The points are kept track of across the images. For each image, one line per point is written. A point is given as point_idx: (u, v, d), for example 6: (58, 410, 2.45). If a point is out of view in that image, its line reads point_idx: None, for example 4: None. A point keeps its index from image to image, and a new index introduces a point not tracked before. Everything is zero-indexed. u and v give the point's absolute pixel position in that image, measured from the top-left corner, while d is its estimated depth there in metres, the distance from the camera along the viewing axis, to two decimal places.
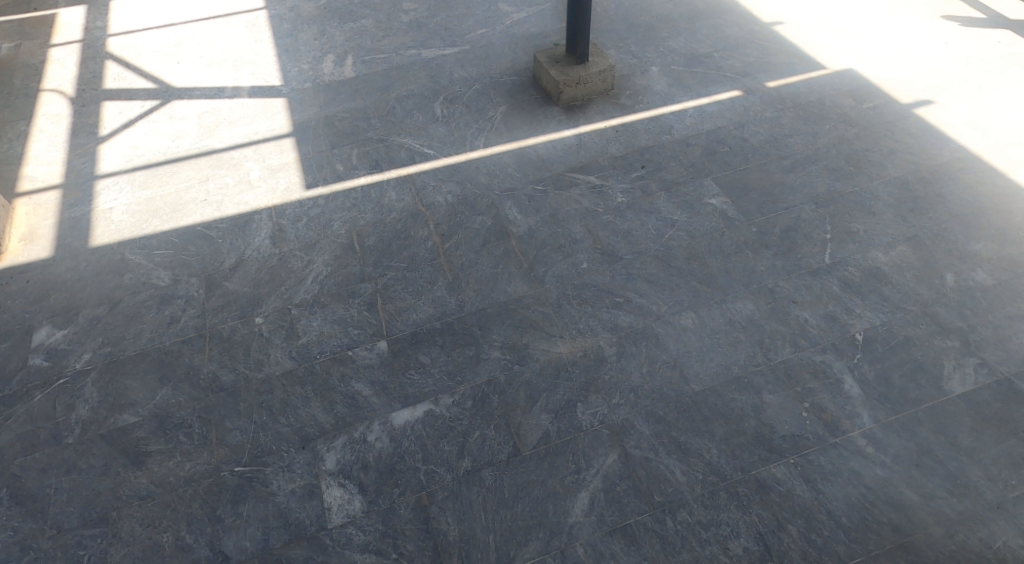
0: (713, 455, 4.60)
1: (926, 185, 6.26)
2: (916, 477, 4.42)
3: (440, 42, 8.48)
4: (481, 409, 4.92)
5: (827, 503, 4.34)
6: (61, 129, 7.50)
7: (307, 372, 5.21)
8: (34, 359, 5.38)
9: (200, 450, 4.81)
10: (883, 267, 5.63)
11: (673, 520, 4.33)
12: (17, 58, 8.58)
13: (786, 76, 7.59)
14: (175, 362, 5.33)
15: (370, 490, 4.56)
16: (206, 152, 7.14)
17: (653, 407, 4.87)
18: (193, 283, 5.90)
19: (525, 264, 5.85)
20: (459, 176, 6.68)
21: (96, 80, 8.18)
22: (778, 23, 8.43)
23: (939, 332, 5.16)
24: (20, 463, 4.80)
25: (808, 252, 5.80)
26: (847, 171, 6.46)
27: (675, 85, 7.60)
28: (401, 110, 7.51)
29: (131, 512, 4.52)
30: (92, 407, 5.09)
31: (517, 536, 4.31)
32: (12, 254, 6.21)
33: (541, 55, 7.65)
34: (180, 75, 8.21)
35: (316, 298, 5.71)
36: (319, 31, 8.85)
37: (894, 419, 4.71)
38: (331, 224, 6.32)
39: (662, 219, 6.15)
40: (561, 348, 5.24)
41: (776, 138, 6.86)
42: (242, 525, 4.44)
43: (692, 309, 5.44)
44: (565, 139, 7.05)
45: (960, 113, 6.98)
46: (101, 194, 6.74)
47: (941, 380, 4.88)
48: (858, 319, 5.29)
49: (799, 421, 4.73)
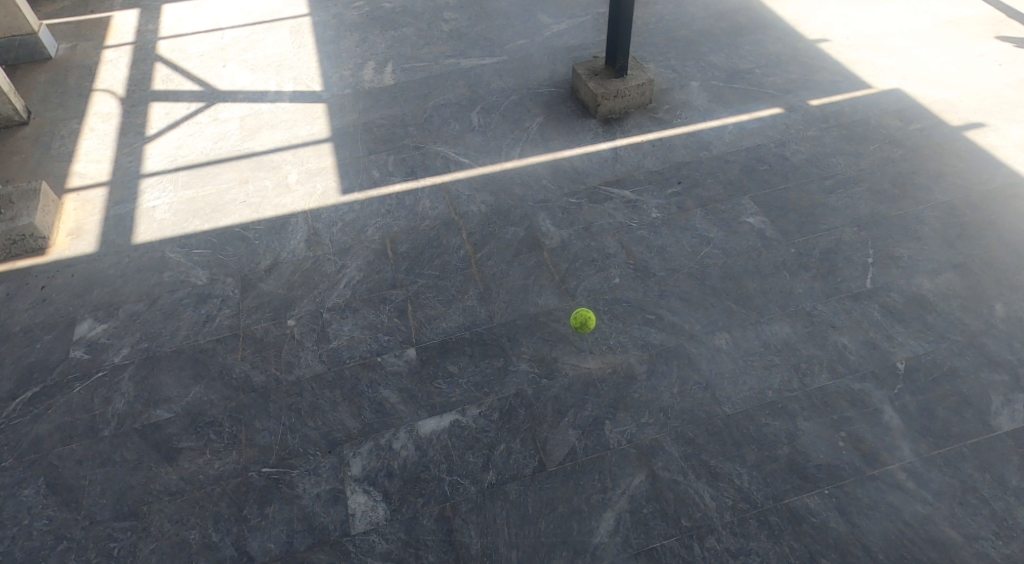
0: (744, 481, 4.49)
1: (975, 211, 6.07)
2: (959, 516, 4.27)
3: (480, 52, 8.52)
4: (507, 422, 4.89)
5: (862, 538, 4.21)
6: (111, 128, 7.71)
7: (337, 376, 5.25)
8: (75, 352, 5.52)
9: (229, 449, 4.87)
10: (927, 294, 5.46)
11: (700, 546, 4.24)
12: (72, 59, 8.86)
13: (830, 95, 7.44)
14: (209, 361, 5.42)
15: (395, 498, 4.56)
16: (247, 154, 7.27)
17: (683, 428, 4.78)
18: (229, 283, 5.99)
19: (557, 277, 5.82)
20: (494, 186, 6.68)
21: (145, 82, 8.40)
22: (823, 40, 8.28)
23: (986, 364, 4.98)
24: (58, 453, 4.91)
25: (848, 275, 5.66)
26: (892, 194, 6.30)
27: (715, 101, 7.51)
28: (438, 118, 7.56)
29: (161, 508, 4.59)
30: (127, 401, 5.19)
31: (540, 553, 4.27)
32: (59, 248, 6.39)
33: (580, 67, 7.62)
34: (226, 78, 8.39)
35: (348, 303, 5.75)
36: (361, 38, 8.96)
37: (936, 453, 4.55)
38: (366, 229, 6.37)
39: (698, 236, 6.06)
40: (591, 363, 5.19)
41: (818, 158, 6.72)
42: (268, 527, 4.47)
43: (726, 329, 5.34)
44: (601, 152, 7.01)
45: (1013, 137, 6.76)
46: (146, 193, 6.91)
47: (987, 415, 4.71)
48: (899, 347, 5.13)
49: (834, 450, 4.60)
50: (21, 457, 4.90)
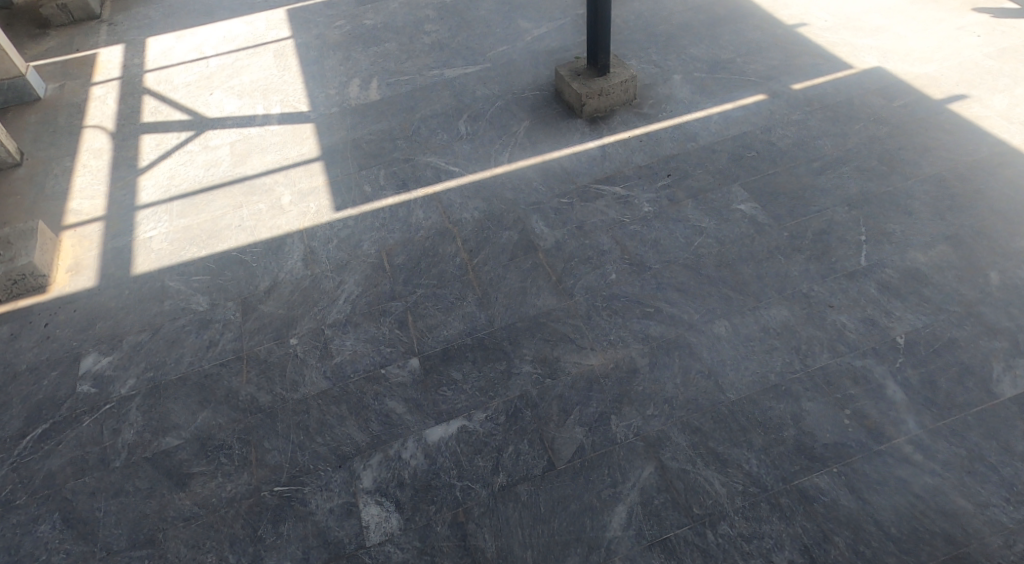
0: (753, 466, 4.51)
1: (964, 181, 6.10)
2: (968, 485, 4.28)
3: (462, 61, 8.59)
4: (514, 424, 4.91)
5: (874, 513, 4.22)
6: (104, 163, 7.79)
7: (342, 391, 5.28)
8: (82, 386, 5.56)
9: (241, 471, 4.90)
10: (922, 268, 5.49)
11: (713, 533, 4.26)
12: (61, 98, 8.94)
13: (812, 78, 7.48)
14: (215, 385, 5.46)
15: (407, 508, 4.58)
16: (239, 179, 7.33)
17: (688, 417, 4.81)
18: (230, 307, 6.04)
19: (553, 278, 5.86)
20: (486, 192, 6.74)
21: (134, 115, 8.48)
22: (801, 25, 8.33)
23: (985, 333, 5.00)
24: (72, 487, 4.94)
25: (842, 254, 5.69)
26: (879, 171, 6.33)
27: (699, 92, 7.56)
28: (426, 129, 7.62)
29: (177, 533, 4.63)
30: (137, 430, 5.24)
31: (556, 552, 4.28)
32: (59, 285, 6.44)
33: (562, 69, 7.69)
34: (214, 105, 8.47)
35: (349, 318, 5.79)
36: (344, 57, 9.05)
37: (941, 424, 4.57)
38: (362, 244, 6.42)
39: (691, 227, 6.10)
40: (592, 360, 5.22)
41: (804, 141, 6.76)
42: (283, 545, 4.50)
43: (724, 317, 5.37)
44: (589, 151, 7.06)
45: (997, 107, 6.80)
46: (141, 224, 6.97)
47: (991, 383, 4.73)
48: (898, 322, 5.16)
49: (841, 429, 4.62)
50: (35, 494, 4.93)
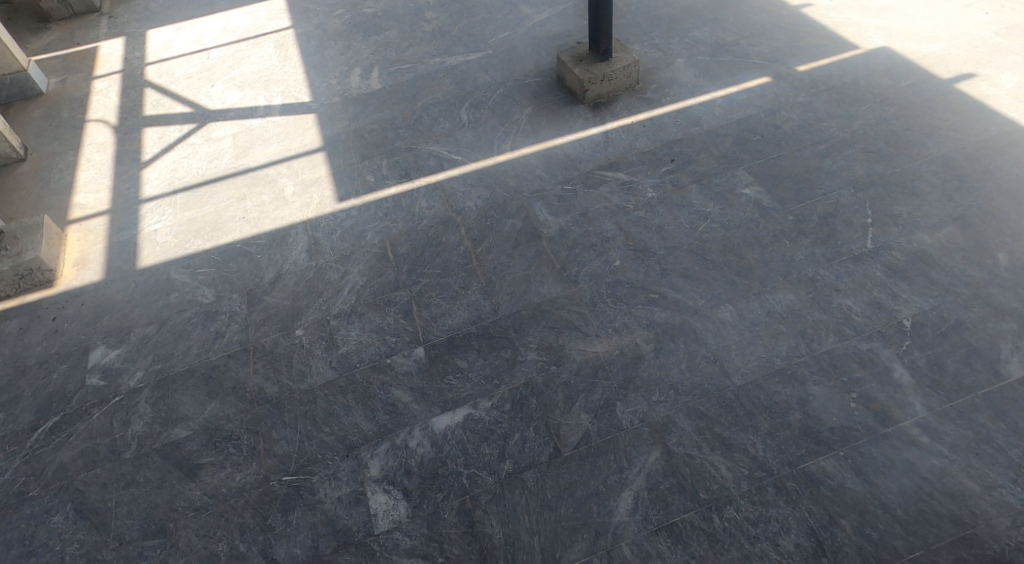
0: (758, 450, 4.51)
1: (972, 162, 6.04)
2: (976, 466, 4.27)
3: (463, 49, 8.54)
4: (520, 411, 4.93)
5: (881, 496, 4.22)
6: (107, 156, 7.80)
7: (348, 381, 5.30)
8: (91, 379, 5.60)
9: (249, 461, 4.94)
10: (929, 250, 5.45)
11: (720, 517, 4.27)
12: (63, 92, 8.95)
13: (817, 59, 7.41)
14: (223, 376, 5.49)
15: (415, 496, 4.61)
16: (241, 171, 7.33)
17: (693, 403, 4.80)
18: (235, 299, 6.06)
19: (557, 265, 5.85)
20: (489, 180, 6.72)
21: (137, 109, 8.49)
22: (806, 5, 8.23)
23: (993, 314, 4.97)
24: (83, 479, 4.99)
25: (848, 237, 5.66)
26: (886, 153, 6.27)
27: (702, 75, 7.50)
28: (428, 118, 7.60)
29: (187, 523, 4.67)
30: (146, 422, 5.28)
31: (563, 537, 4.31)
32: (66, 279, 6.48)
33: (564, 54, 7.64)
34: (215, 97, 8.46)
35: (353, 308, 5.81)
36: (345, 46, 9.01)
37: (949, 406, 4.55)
38: (365, 234, 6.42)
39: (695, 212, 6.07)
40: (598, 347, 5.22)
41: (809, 123, 6.71)
42: (292, 533, 4.54)
43: (729, 302, 5.35)
44: (592, 137, 7.03)
45: (1005, 85, 6.72)
46: (146, 217, 6.99)
47: (998, 365, 4.70)
48: (905, 304, 5.13)
49: (847, 413, 4.61)
50: (47, 485, 4.98)
